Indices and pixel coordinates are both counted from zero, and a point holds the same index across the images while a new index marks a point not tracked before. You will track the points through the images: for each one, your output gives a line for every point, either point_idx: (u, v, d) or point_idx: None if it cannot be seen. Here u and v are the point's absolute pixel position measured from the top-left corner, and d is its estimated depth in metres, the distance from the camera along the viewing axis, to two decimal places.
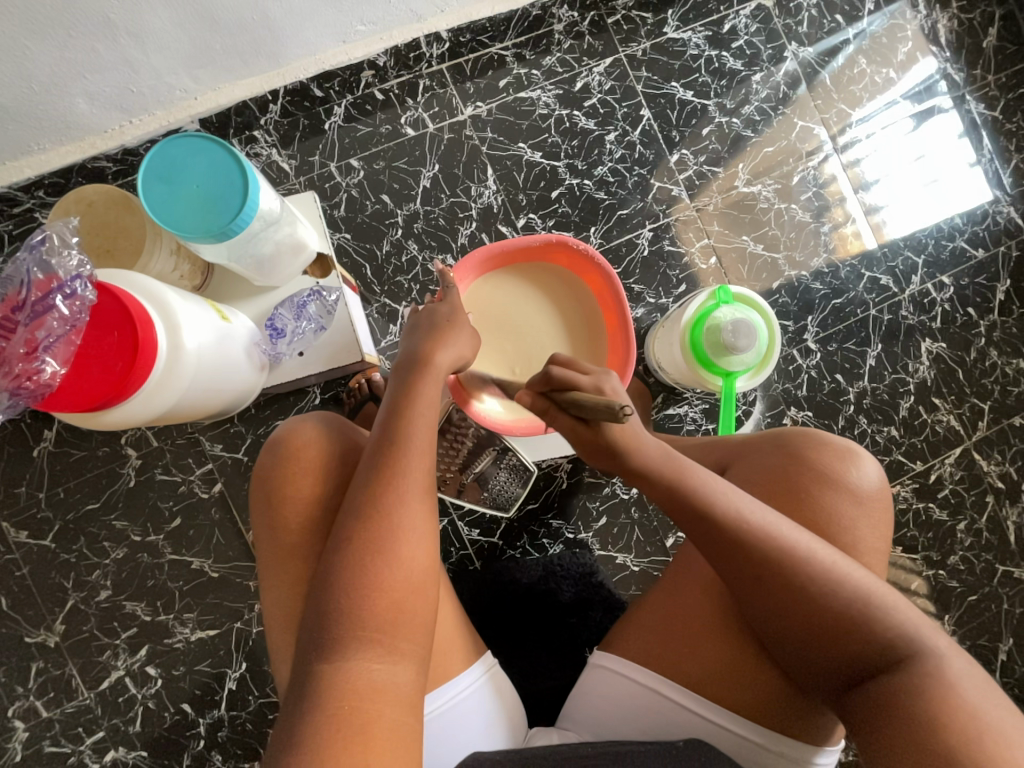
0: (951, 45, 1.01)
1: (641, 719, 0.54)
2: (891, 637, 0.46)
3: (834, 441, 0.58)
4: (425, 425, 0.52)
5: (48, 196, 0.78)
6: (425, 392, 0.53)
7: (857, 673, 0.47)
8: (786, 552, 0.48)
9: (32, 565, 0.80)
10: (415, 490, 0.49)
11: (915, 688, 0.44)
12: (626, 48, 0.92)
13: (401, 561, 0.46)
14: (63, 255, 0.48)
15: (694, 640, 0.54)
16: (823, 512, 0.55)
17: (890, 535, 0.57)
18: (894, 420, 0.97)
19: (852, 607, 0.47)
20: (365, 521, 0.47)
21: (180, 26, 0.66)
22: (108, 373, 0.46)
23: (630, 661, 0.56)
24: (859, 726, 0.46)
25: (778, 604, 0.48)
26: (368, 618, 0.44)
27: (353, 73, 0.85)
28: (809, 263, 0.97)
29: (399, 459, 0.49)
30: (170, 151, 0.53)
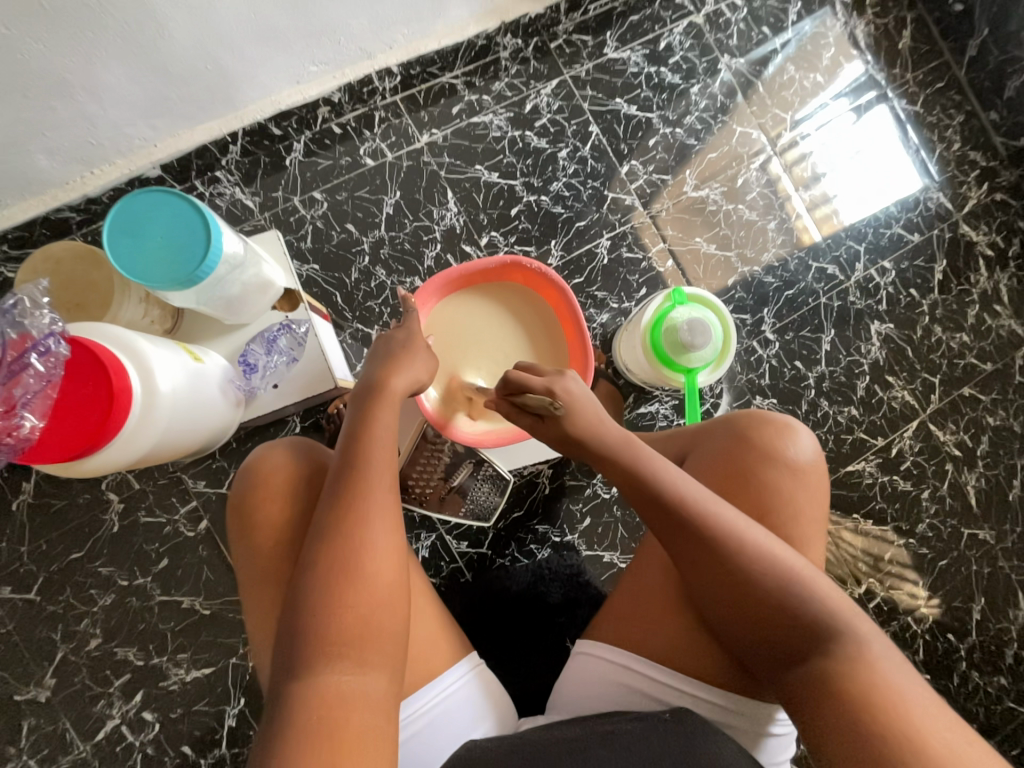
0: (871, 48, 1.09)
1: (621, 697, 0.56)
2: (821, 607, 0.50)
3: (772, 419, 0.62)
4: (385, 444, 0.54)
5: (12, 251, 0.79)
6: (383, 412, 0.56)
7: (799, 652, 0.49)
8: (728, 532, 0.51)
9: (18, 620, 0.79)
10: (379, 505, 0.51)
11: (842, 670, 0.47)
12: (570, 70, 0.97)
13: (368, 574, 0.48)
14: (36, 315, 0.50)
15: (659, 617, 0.57)
16: (768, 490, 0.58)
17: (825, 504, 0.61)
18: (853, 400, 1.03)
19: (786, 579, 0.50)
20: (331, 537, 0.49)
21: (135, 80, 0.68)
22: (84, 424, 0.47)
23: (605, 643, 0.58)
24: (801, 702, 0.48)
25: (726, 581, 0.51)
26: (337, 633, 0.46)
27: (309, 110, 0.87)
28: (760, 258, 1.03)
29: (361, 475, 0.52)
30: (132, 206, 0.55)
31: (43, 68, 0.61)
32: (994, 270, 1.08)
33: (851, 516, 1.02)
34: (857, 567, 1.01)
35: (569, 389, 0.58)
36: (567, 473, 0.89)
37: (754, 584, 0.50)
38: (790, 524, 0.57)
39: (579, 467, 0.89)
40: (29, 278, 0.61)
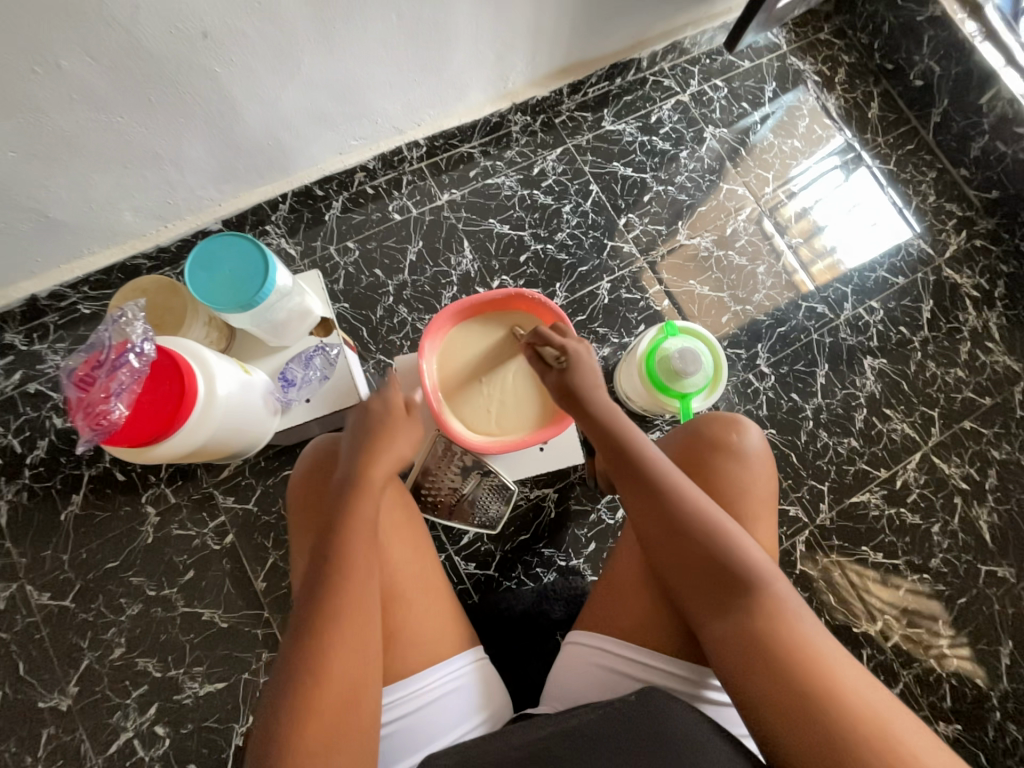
0: (843, 117, 1.22)
1: (601, 678, 0.58)
2: (749, 563, 0.54)
3: (721, 416, 0.69)
4: (359, 535, 0.56)
5: (91, 291, 0.92)
6: (359, 504, 0.58)
7: (727, 603, 0.52)
8: (664, 488, 0.58)
9: (51, 627, 0.84)
10: (344, 603, 0.53)
11: (768, 630, 0.50)
12: (573, 139, 1.11)
13: (330, 677, 0.50)
14: (132, 319, 0.57)
15: (628, 595, 0.61)
16: (715, 474, 0.64)
17: (775, 489, 0.66)
18: (852, 432, 1.06)
19: (720, 537, 0.55)
20: (300, 633, 0.51)
21: (212, 153, 0.83)
22: (158, 416, 0.56)
23: (583, 629, 0.62)
24: (724, 654, 0.51)
25: (667, 532, 0.57)
26: (308, 734, 0.48)
27: (348, 175, 1.02)
28: (752, 299, 1.11)
29: (331, 572, 0.54)
30: (208, 247, 0.66)
31: (142, 147, 0.76)
32: (982, 309, 1.13)
33: (861, 548, 1.01)
34: (871, 603, 0.99)
35: (580, 355, 0.69)
36: (572, 498, 0.93)
37: (689, 536, 0.55)
38: (738, 507, 0.63)
39: (584, 493, 0.93)
40: (120, 304, 0.72)
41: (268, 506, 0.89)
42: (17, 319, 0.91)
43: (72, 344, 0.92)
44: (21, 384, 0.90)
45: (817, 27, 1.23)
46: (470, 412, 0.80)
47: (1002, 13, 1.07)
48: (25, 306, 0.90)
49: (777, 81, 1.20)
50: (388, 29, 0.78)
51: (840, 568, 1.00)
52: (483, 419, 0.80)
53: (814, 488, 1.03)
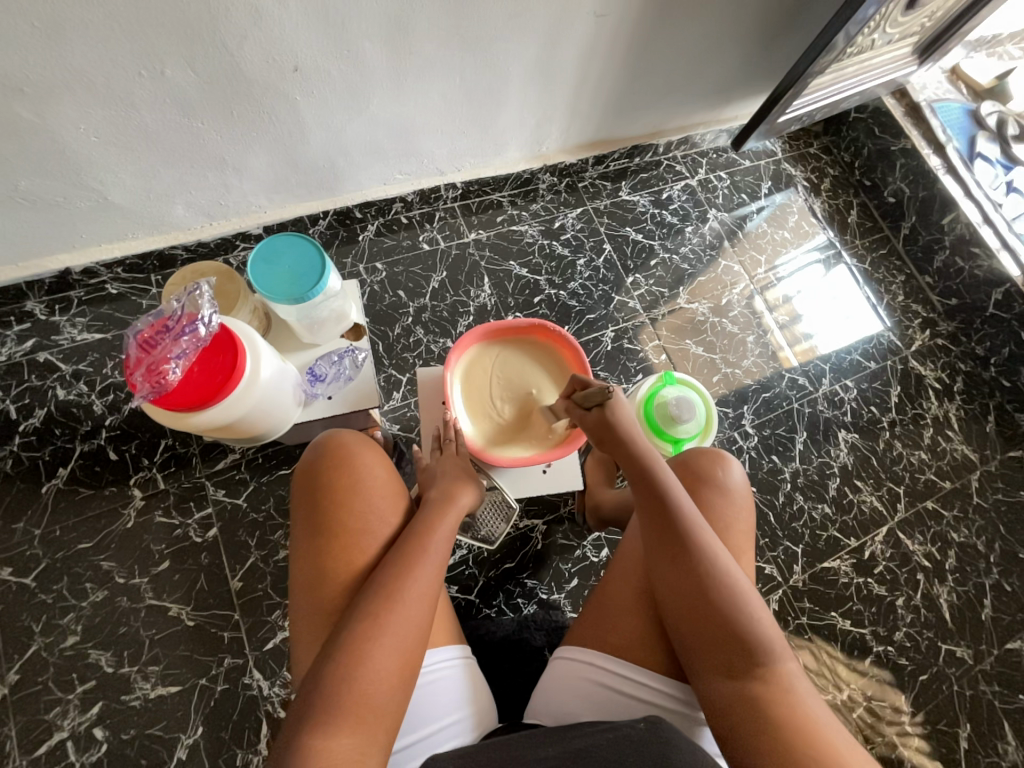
0: (827, 218, 1.38)
1: (593, 693, 0.59)
2: (757, 627, 0.55)
3: (708, 451, 0.74)
4: (419, 601, 0.52)
5: (123, 273, 0.95)
6: (425, 565, 0.55)
7: (735, 663, 0.54)
8: (694, 542, 0.59)
9: (5, 606, 0.79)
10: (390, 676, 0.48)
11: (765, 691, 0.52)
12: (593, 202, 1.23)
13: (384, 646, 0.49)
14: (201, 293, 0.61)
15: (612, 608, 0.64)
16: (699, 505, 0.69)
17: (751, 521, 0.70)
18: (825, 498, 1.12)
19: (730, 594, 0.56)
20: (338, 689, 0.46)
21: (273, 165, 0.90)
22: (207, 385, 0.59)
23: (570, 644, 0.64)
24: (728, 712, 0.52)
25: (674, 570, 0.59)
26: (350, 697, 0.46)
27: (387, 203, 1.10)
28: (740, 363, 1.20)
29: (386, 634, 0.49)
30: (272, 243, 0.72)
31: (211, 152, 0.83)
32: (943, 400, 1.24)
33: (830, 613, 1.05)
34: (837, 670, 1.02)
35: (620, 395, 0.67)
36: (560, 533, 0.94)
37: (678, 563, 0.58)
38: (718, 538, 0.67)
39: (572, 529, 0.95)
40: (176, 284, 0.76)
41: (258, 504, 0.88)
42: (42, 289, 0.92)
43: (92, 320, 0.94)
44: (30, 352, 0.91)
45: (808, 143, 1.42)
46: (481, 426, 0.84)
47: (959, 152, 1.27)
48: (54, 278, 0.92)
49: (772, 181, 1.37)
50: (450, 86, 0.89)
51: (810, 631, 1.03)
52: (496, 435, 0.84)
53: (789, 550, 1.07)
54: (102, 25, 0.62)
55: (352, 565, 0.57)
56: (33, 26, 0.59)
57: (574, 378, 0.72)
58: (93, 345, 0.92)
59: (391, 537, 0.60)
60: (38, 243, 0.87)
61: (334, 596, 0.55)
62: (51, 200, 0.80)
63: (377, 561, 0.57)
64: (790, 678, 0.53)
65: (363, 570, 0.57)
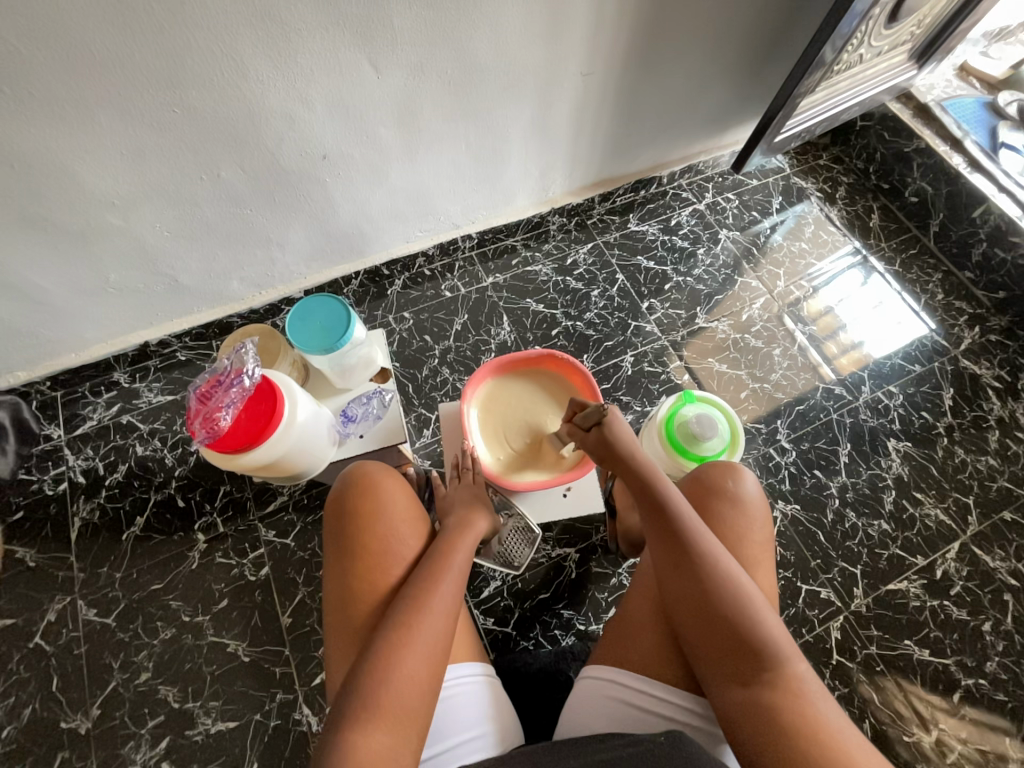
0: (846, 225, 1.36)
1: (622, 714, 0.58)
2: (760, 627, 0.54)
3: (720, 464, 0.74)
4: (441, 617, 0.55)
5: (190, 341, 1.09)
6: (446, 583, 0.58)
7: (738, 659, 0.53)
8: (687, 543, 0.60)
9: (90, 644, 0.88)
10: (417, 687, 0.50)
11: (767, 688, 0.52)
12: (602, 237, 1.28)
13: (406, 656, 0.51)
14: (246, 351, 0.70)
15: (635, 628, 0.63)
16: (715, 520, 0.68)
17: (771, 534, 0.69)
18: (882, 514, 1.05)
19: (726, 589, 0.56)
20: (368, 695, 0.49)
21: (310, 237, 1.03)
22: (251, 430, 0.67)
23: (594, 663, 0.64)
24: (737, 718, 0.51)
25: (685, 581, 0.58)
26: (378, 702, 0.49)
27: (411, 260, 1.20)
28: (769, 377, 1.18)
29: (409, 645, 0.52)
30: (303, 303, 0.82)
31: (258, 232, 0.96)
32: (1006, 400, 1.15)
33: (903, 642, 0.95)
34: (921, 709, 0.91)
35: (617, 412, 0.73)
36: (594, 560, 0.94)
37: (687, 572, 0.58)
38: (736, 554, 0.65)
39: (606, 556, 0.94)
40: (228, 345, 0.88)
41: (305, 542, 0.95)
42: (126, 360, 1.07)
43: (166, 384, 1.07)
44: (115, 415, 1.05)
45: (816, 155, 1.43)
46: (498, 455, 0.87)
47: (980, 145, 1.24)
48: (135, 351, 1.07)
49: (783, 196, 1.38)
50: (457, 153, 1.00)
51: (883, 663, 0.94)
52: (514, 461, 0.87)
53: (846, 571, 1.00)
54: (172, 146, 0.76)
55: (378, 584, 0.61)
56: (121, 153, 0.74)
57: (574, 399, 0.75)
58: (166, 406, 1.06)
59: (414, 561, 0.64)
60: (124, 324, 1.03)
61: (363, 616, 0.59)
62: (133, 286, 0.95)
63: (401, 583, 0.61)
64: (806, 692, 0.51)
65: (388, 591, 0.61)
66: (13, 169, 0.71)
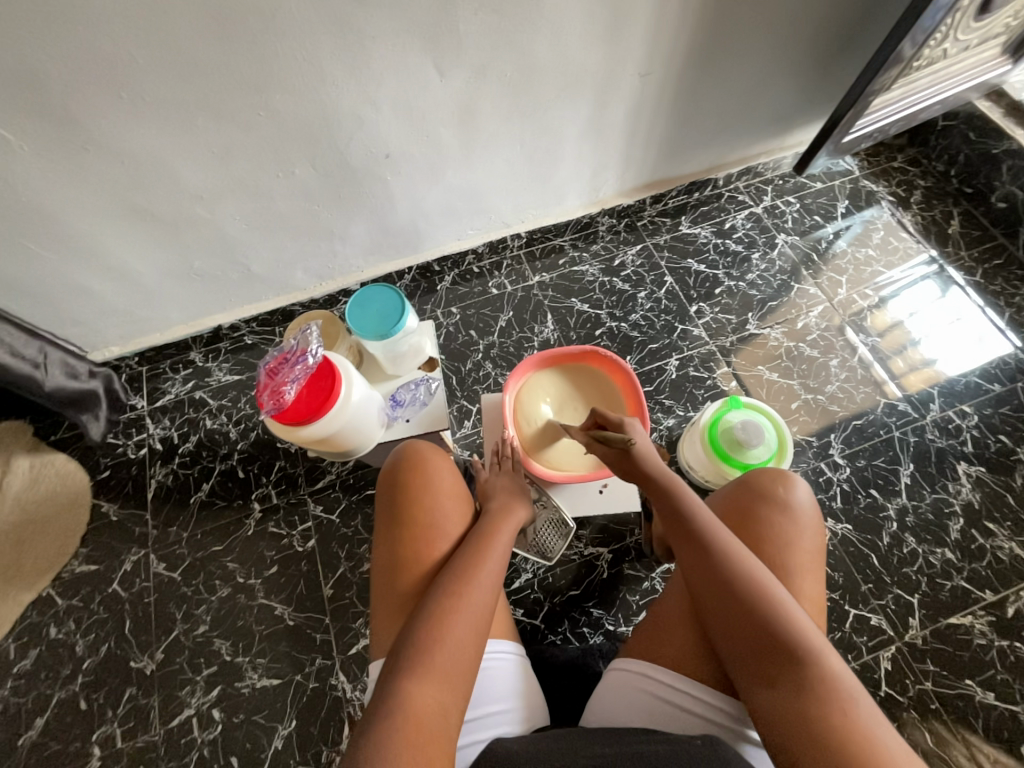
0: (921, 231, 1.27)
1: (653, 709, 0.58)
2: (806, 637, 0.52)
3: (770, 470, 0.71)
4: (483, 593, 0.57)
5: (256, 326, 1.18)
6: (490, 558, 0.60)
7: (783, 666, 0.51)
8: (727, 546, 0.59)
9: (158, 594, 0.98)
10: (462, 652, 0.53)
11: (814, 696, 0.49)
12: (652, 238, 1.27)
13: (448, 625, 0.53)
14: (310, 332, 0.76)
15: (671, 626, 0.62)
16: (762, 524, 0.66)
17: (824, 546, 0.66)
18: (946, 542, 0.97)
19: (772, 590, 0.55)
20: (413, 657, 0.51)
21: (369, 232, 1.09)
22: (312, 404, 0.72)
23: (625, 657, 0.64)
24: (776, 719, 0.49)
25: (727, 583, 0.56)
26: (422, 664, 0.51)
27: (461, 257, 1.24)
28: (824, 388, 1.12)
29: (452, 615, 0.54)
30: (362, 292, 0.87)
31: (323, 226, 1.03)
32: None
33: (964, 681, 0.88)
34: (980, 757, 0.84)
35: (635, 428, 0.72)
36: (627, 562, 0.93)
37: (730, 573, 0.57)
38: (784, 561, 0.63)
39: (639, 558, 0.93)
40: (294, 327, 0.95)
41: (349, 519, 1.01)
42: (201, 341, 1.18)
43: (234, 364, 1.17)
44: (189, 390, 1.15)
45: (890, 157, 1.34)
46: (538, 446, 0.89)
47: None
48: (210, 332, 1.18)
49: (850, 200, 1.31)
50: (512, 153, 1.02)
51: (938, 701, 0.87)
52: (552, 454, 0.89)
53: (901, 599, 0.94)
54: (256, 145, 0.84)
55: (422, 558, 0.64)
56: (212, 152, 0.82)
57: (596, 414, 0.75)
58: (233, 384, 1.15)
59: (456, 539, 0.66)
60: (202, 307, 1.13)
61: (407, 587, 0.62)
62: (213, 273, 1.05)
63: (444, 559, 0.64)
64: (857, 706, 0.48)
65: (432, 565, 0.63)
66: (122, 163, 0.80)
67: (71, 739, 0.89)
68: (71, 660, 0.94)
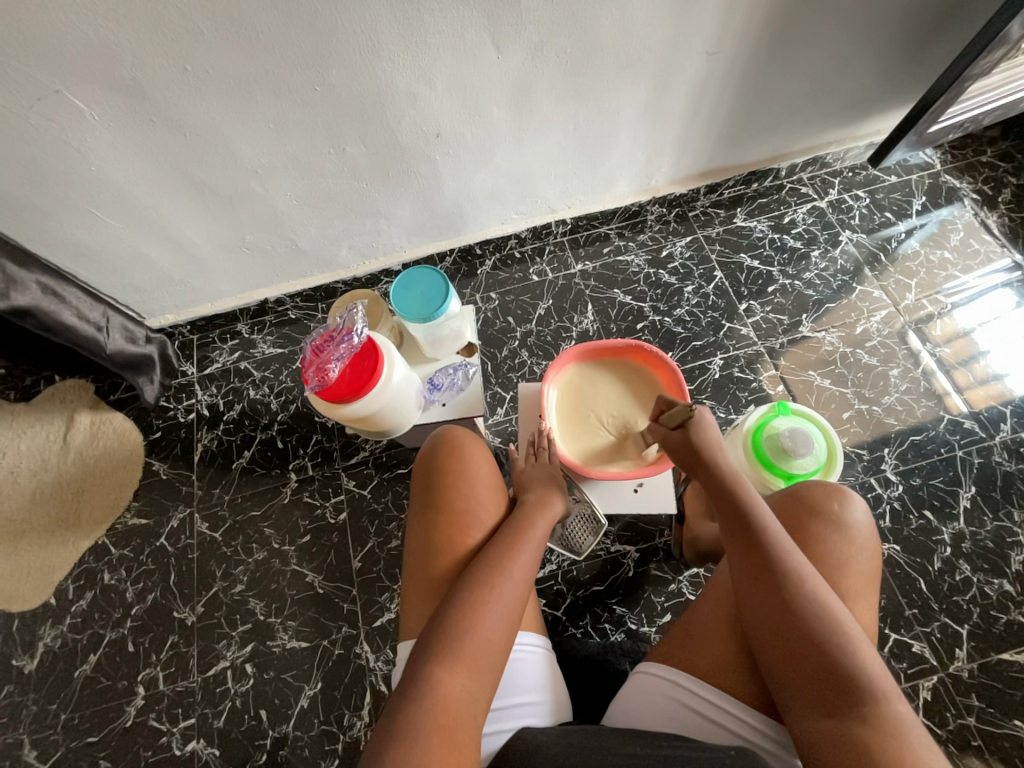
0: (1007, 234, 1.16)
1: (682, 716, 0.57)
2: (858, 662, 0.50)
3: (825, 484, 0.67)
4: (518, 584, 0.57)
5: (300, 301, 1.21)
6: (526, 552, 0.60)
7: (829, 689, 0.49)
8: (777, 560, 0.56)
9: (200, 552, 1.03)
10: (495, 642, 0.53)
11: (863, 723, 0.47)
12: (703, 230, 1.21)
13: (483, 612, 0.54)
14: (355, 313, 0.77)
15: (706, 634, 0.61)
16: (813, 540, 0.62)
17: (878, 567, 0.62)
18: (1005, 573, 0.90)
19: (822, 613, 0.52)
20: (447, 640, 0.52)
21: (415, 213, 1.09)
22: (354, 383, 0.73)
23: (654, 661, 0.63)
24: (817, 744, 0.48)
25: (774, 598, 0.54)
26: (457, 648, 0.51)
27: (503, 240, 1.22)
28: (880, 399, 1.05)
29: (487, 602, 0.54)
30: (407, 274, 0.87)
31: (370, 204, 1.03)
32: None
33: (1012, 722, 0.82)
34: None
35: (705, 413, 0.70)
36: (654, 562, 0.92)
37: (778, 587, 0.55)
38: (834, 580, 0.60)
39: (667, 561, 0.92)
40: (340, 306, 0.96)
41: (380, 496, 1.03)
42: (249, 313, 1.21)
43: (278, 338, 1.20)
44: (236, 361, 1.19)
45: (978, 150, 1.22)
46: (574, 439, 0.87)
47: None
48: (257, 305, 1.21)
49: (927, 196, 1.20)
50: (564, 135, 0.99)
51: (981, 739, 0.82)
52: (589, 448, 0.86)
53: (948, 629, 0.88)
54: (312, 121, 0.84)
55: (457, 543, 0.64)
56: (269, 127, 0.83)
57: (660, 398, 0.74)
58: (276, 357, 1.19)
59: (491, 527, 0.66)
60: (251, 281, 1.16)
61: (442, 569, 0.63)
62: (263, 247, 1.07)
63: (479, 545, 0.64)
64: (909, 737, 0.46)
65: (466, 550, 0.64)
66: (184, 136, 0.82)
67: (119, 677, 0.96)
68: (121, 605, 1.01)
